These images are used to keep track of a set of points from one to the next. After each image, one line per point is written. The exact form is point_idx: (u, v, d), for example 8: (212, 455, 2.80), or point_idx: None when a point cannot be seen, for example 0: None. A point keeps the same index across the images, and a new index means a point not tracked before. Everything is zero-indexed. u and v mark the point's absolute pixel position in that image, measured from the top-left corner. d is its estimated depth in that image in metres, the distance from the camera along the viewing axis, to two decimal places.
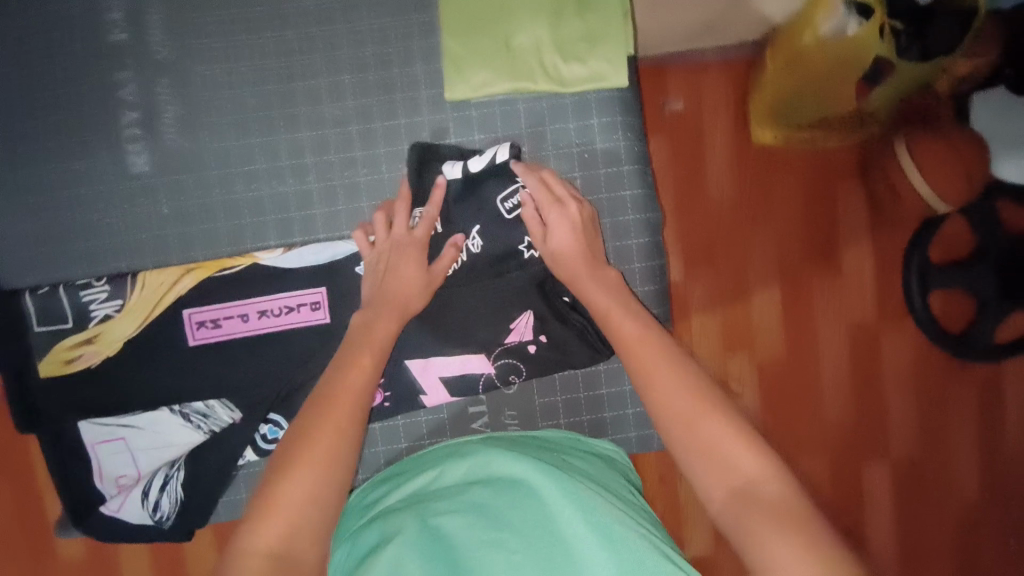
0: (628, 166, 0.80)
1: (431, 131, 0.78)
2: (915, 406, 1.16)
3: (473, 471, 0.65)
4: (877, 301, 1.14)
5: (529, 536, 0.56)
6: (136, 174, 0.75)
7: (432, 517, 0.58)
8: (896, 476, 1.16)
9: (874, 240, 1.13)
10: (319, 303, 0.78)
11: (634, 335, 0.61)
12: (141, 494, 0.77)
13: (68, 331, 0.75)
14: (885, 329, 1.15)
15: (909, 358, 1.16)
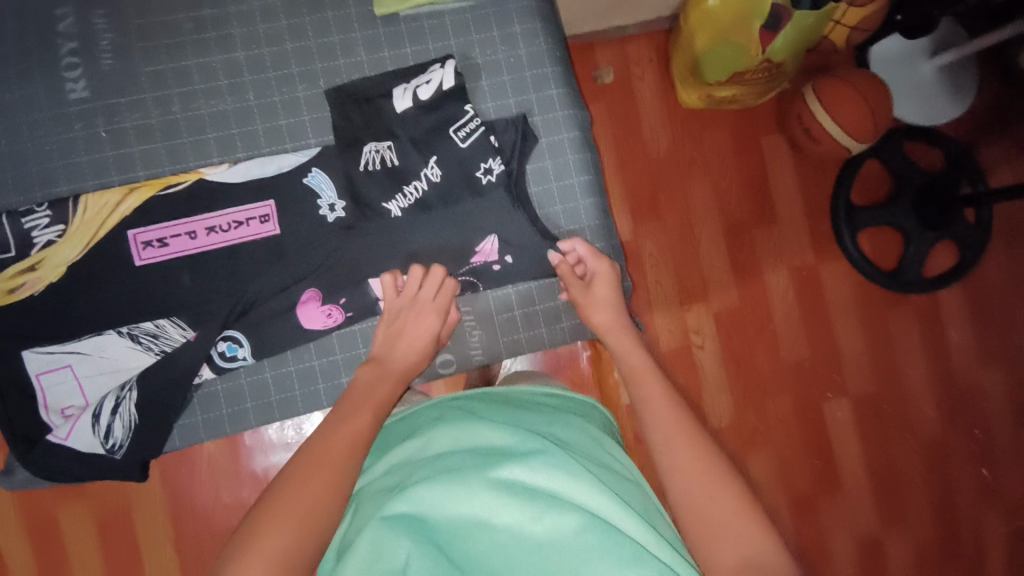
0: (552, 67, 0.85)
1: (364, 46, 0.82)
2: (863, 339, 1.32)
3: (454, 441, 0.67)
4: (813, 242, 1.31)
5: (511, 508, 0.57)
6: (74, 99, 0.77)
7: (412, 489, 0.59)
8: (856, 409, 1.30)
9: (800, 179, 1.31)
10: (268, 215, 0.80)
11: (652, 401, 0.67)
12: (90, 423, 0.76)
13: (9, 261, 0.75)
14: (824, 267, 1.31)
15: (850, 294, 1.31)
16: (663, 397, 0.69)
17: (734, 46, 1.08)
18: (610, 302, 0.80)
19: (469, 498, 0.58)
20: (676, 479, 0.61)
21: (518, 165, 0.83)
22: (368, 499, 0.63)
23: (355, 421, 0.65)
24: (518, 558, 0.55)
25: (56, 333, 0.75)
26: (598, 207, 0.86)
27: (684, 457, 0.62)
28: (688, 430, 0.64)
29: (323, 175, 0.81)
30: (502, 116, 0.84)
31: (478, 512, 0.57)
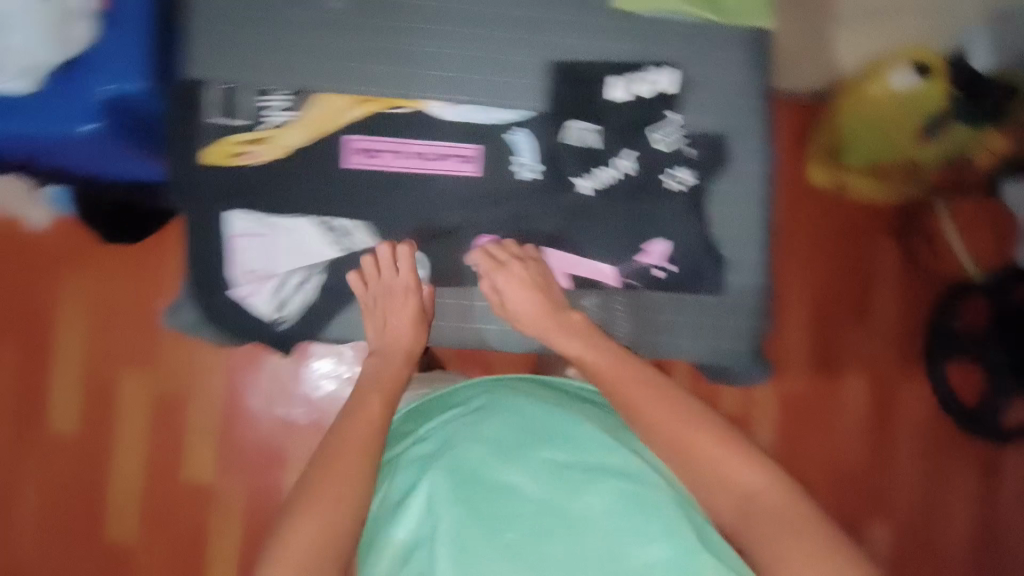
0: (756, 101, 0.88)
1: (592, 30, 0.85)
2: (922, 466, 1.28)
3: (488, 404, 0.71)
4: (899, 353, 1.28)
5: (546, 478, 0.62)
6: (326, 8, 0.82)
7: (455, 454, 0.64)
8: (898, 534, 1.25)
9: (902, 288, 1.29)
10: (471, 157, 0.86)
11: (637, 378, 0.70)
12: (267, 285, 0.83)
13: (241, 127, 0.83)
14: (902, 382, 1.28)
15: (922, 414, 1.28)
16: (644, 391, 0.68)
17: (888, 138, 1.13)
18: (529, 294, 0.80)
19: (511, 467, 0.63)
20: (687, 459, 0.64)
21: (704, 182, 0.87)
22: (409, 459, 0.68)
23: (368, 410, 0.69)
24: (548, 524, 0.59)
25: (256, 202, 0.83)
26: (761, 242, 0.89)
27: (692, 441, 0.64)
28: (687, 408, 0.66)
29: (526, 137, 0.87)
30: (701, 132, 0.87)
31: (518, 478, 0.62)
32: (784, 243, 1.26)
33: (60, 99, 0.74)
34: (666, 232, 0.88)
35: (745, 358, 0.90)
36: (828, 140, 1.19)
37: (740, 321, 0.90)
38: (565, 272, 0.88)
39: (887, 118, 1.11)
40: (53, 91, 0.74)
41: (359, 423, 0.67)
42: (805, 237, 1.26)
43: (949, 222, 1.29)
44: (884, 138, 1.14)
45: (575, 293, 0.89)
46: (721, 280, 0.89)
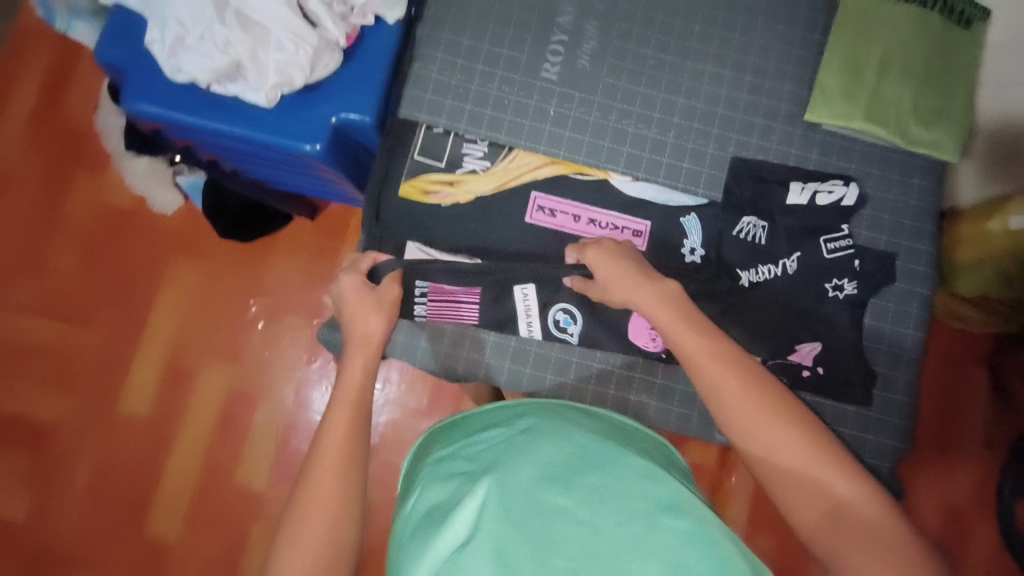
0: (930, 227, 0.91)
1: (779, 137, 0.92)
2: None
3: (528, 427, 0.68)
4: (975, 491, 1.28)
5: (583, 502, 0.57)
6: (542, 76, 0.91)
7: (498, 467, 0.61)
8: None
9: (987, 425, 1.30)
10: (641, 232, 0.89)
11: (733, 387, 0.68)
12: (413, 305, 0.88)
13: (438, 169, 0.89)
14: (974, 519, 1.27)
15: (991, 555, 1.26)
16: (738, 390, 0.68)
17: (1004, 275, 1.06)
18: (625, 274, 0.75)
19: (555, 489, 0.58)
20: (769, 465, 0.65)
21: (867, 296, 0.88)
22: (448, 474, 0.65)
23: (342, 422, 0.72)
24: (591, 549, 0.53)
25: (443, 236, 0.89)
26: (915, 365, 0.89)
27: (771, 443, 0.66)
28: (772, 414, 0.67)
29: (697, 222, 0.89)
30: (870, 247, 0.89)
31: (564, 500, 0.57)
32: None
33: (296, 115, 0.85)
34: (820, 335, 0.87)
35: (890, 479, 0.87)
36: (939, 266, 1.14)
37: (884, 440, 0.88)
38: None
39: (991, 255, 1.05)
40: (292, 107, 0.85)
41: (334, 423, 0.71)
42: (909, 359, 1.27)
43: None
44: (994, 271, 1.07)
45: None
46: (870, 396, 0.87)
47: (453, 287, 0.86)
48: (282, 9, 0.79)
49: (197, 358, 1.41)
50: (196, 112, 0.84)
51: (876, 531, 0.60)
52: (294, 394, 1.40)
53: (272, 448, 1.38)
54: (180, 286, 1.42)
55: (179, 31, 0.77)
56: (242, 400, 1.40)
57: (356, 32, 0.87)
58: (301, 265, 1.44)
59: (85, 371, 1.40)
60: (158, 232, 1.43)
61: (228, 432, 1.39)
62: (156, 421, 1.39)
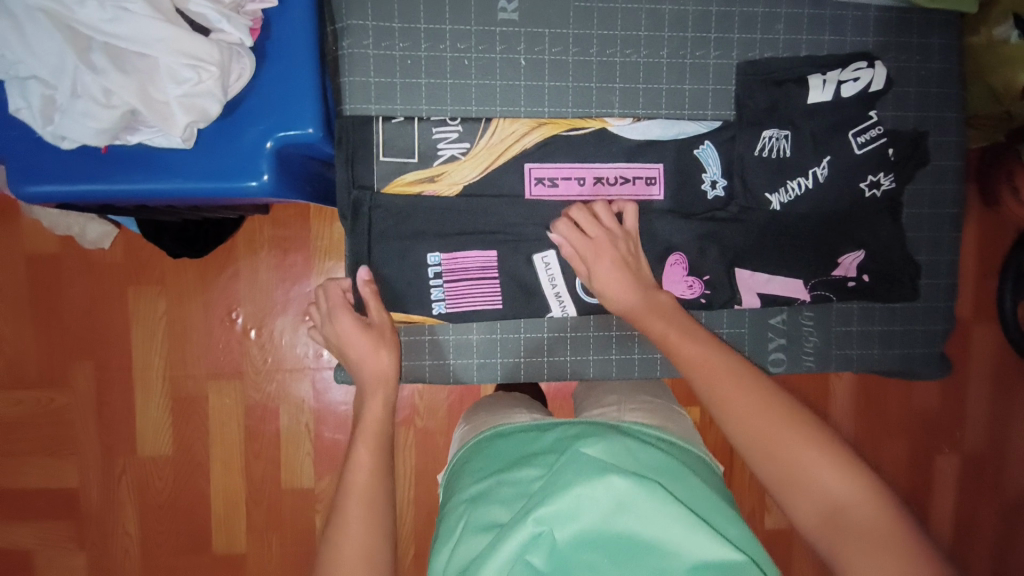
0: (957, 88, 0.82)
1: (785, 24, 0.79)
2: (992, 403, 1.38)
3: (562, 461, 0.61)
4: (974, 304, 1.35)
5: (612, 547, 0.55)
6: (502, 19, 0.75)
7: (532, 512, 0.55)
8: (963, 468, 1.38)
9: (980, 238, 1.33)
10: (655, 178, 0.78)
11: (728, 369, 0.61)
12: (421, 334, 0.80)
13: (411, 166, 0.76)
14: (977, 327, 1.36)
15: (993, 354, 1.36)
16: (732, 381, 0.60)
17: (989, 91, 0.95)
18: (624, 280, 0.69)
19: (585, 541, 0.55)
20: (764, 461, 0.56)
21: (905, 186, 0.82)
22: (480, 525, 0.60)
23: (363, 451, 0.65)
24: None
25: (442, 239, 0.76)
26: (956, 242, 0.85)
27: (771, 437, 0.56)
28: (765, 401, 0.58)
29: (713, 150, 0.79)
30: (900, 129, 0.81)
31: (594, 558, 0.54)
32: None
33: (223, 149, 0.69)
34: (860, 242, 0.81)
35: (939, 360, 0.87)
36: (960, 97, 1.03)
37: (931, 325, 0.86)
38: (755, 292, 0.81)
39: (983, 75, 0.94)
40: (216, 141, 0.69)
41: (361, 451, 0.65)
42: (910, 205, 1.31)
43: None
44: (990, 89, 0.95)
45: (764, 312, 0.83)
46: (917, 288, 0.84)
47: (468, 255, 0.77)
48: (161, 27, 0.59)
49: (200, 385, 1.21)
50: (105, 178, 0.68)
51: (885, 534, 0.50)
52: (312, 390, 1.22)
53: (310, 446, 1.24)
54: (150, 319, 1.20)
55: (44, 90, 0.60)
56: (260, 414, 1.22)
57: (258, 22, 0.69)
58: (271, 261, 1.19)
59: (91, 430, 1.21)
60: (90, 272, 1.19)
61: (259, 450, 1.23)
62: (182, 462, 1.23)
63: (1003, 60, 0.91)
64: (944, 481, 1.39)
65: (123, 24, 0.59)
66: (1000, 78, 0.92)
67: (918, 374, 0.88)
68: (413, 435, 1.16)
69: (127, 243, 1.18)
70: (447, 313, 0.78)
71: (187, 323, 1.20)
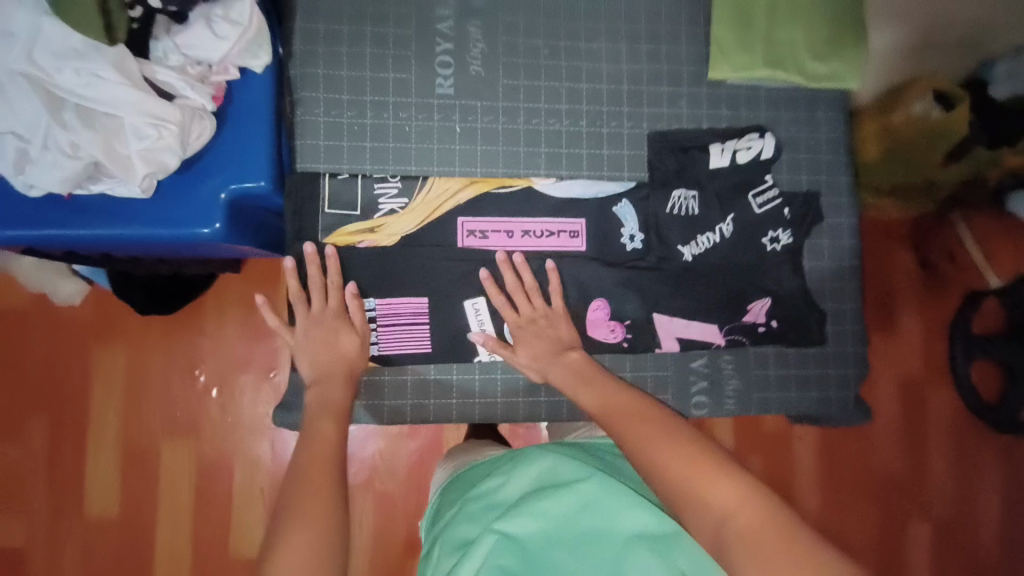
0: (844, 156, 0.93)
1: (688, 101, 0.91)
2: (951, 464, 1.44)
3: (532, 480, 0.70)
4: (926, 361, 1.44)
5: (579, 546, 0.61)
6: (439, 92, 0.85)
7: (496, 522, 0.63)
8: (933, 531, 1.41)
9: (923, 294, 1.44)
10: (578, 232, 0.87)
11: (638, 415, 0.69)
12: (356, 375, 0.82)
13: (352, 218, 0.82)
14: (929, 386, 1.44)
15: (949, 414, 1.44)
16: (631, 414, 0.70)
17: (908, 161, 1.10)
18: (540, 343, 0.81)
19: (553, 543, 0.61)
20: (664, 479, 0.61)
21: (803, 240, 0.90)
22: (456, 542, 0.65)
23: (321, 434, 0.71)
24: None
25: (378, 284, 0.82)
26: (856, 291, 0.92)
27: (656, 453, 0.63)
28: (659, 431, 0.66)
29: (630, 207, 0.88)
30: (795, 190, 0.91)
31: (561, 556, 0.60)
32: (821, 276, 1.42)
33: (183, 200, 0.76)
34: (766, 290, 0.89)
35: (857, 404, 0.91)
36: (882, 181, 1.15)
37: (844, 370, 0.91)
38: (674, 337, 0.87)
39: (906, 146, 1.07)
40: (175, 193, 0.77)
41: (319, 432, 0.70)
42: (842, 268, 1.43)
43: None
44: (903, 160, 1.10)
45: (685, 356, 0.88)
46: (824, 333, 0.90)
47: (403, 299, 0.83)
48: (128, 92, 0.68)
49: (155, 440, 1.21)
50: (68, 224, 0.75)
51: (774, 535, 0.53)
52: (270, 450, 1.23)
53: (263, 508, 1.22)
54: (111, 373, 1.22)
55: (18, 143, 0.68)
56: (215, 474, 1.22)
57: (221, 91, 0.78)
58: (236, 314, 1.24)
59: (40, 488, 1.19)
60: (55, 328, 1.22)
61: (211, 509, 1.21)
62: (128, 521, 1.20)
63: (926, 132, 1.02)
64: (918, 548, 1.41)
65: (96, 89, 0.68)
66: (917, 149, 1.06)
67: (839, 418, 0.92)
68: (370, 490, 1.15)
69: (97, 300, 1.22)
70: (379, 356, 0.83)
71: (145, 379, 1.22)
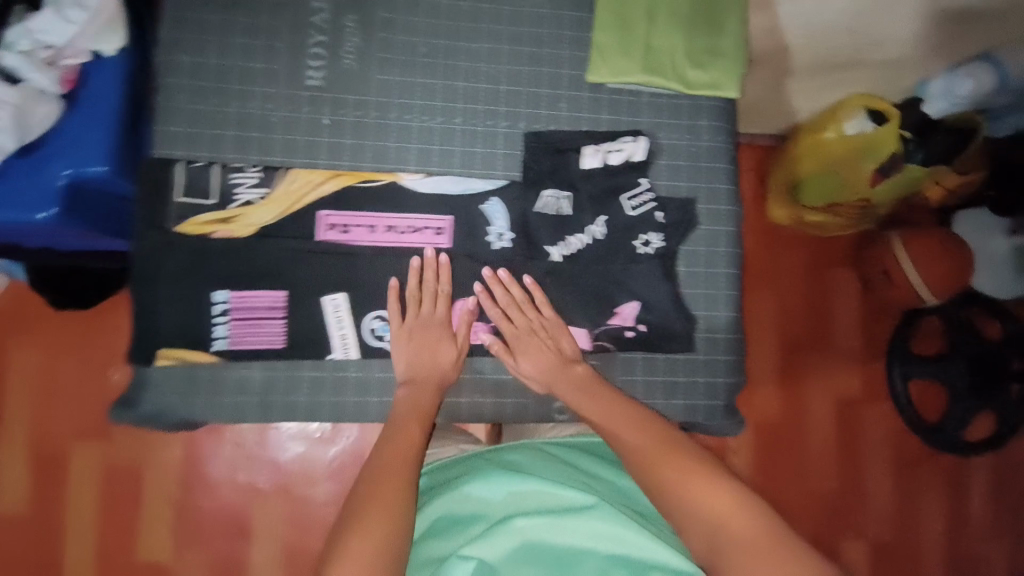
0: (725, 165, 0.92)
1: (568, 104, 0.89)
2: (890, 484, 1.44)
3: (508, 501, 0.76)
4: (863, 382, 1.45)
5: (549, 567, 0.69)
6: (308, 85, 0.83)
7: (467, 548, 0.70)
8: (871, 551, 1.42)
9: (862, 313, 1.47)
10: (443, 229, 0.86)
11: (639, 422, 0.77)
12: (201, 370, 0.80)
13: (206, 207, 0.80)
14: (866, 406, 1.45)
15: (886, 434, 1.45)
16: (627, 422, 0.78)
17: (840, 179, 1.23)
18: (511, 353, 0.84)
19: (526, 562, 0.69)
20: (664, 491, 0.72)
21: (677, 245, 0.89)
22: (430, 557, 0.72)
23: (407, 432, 0.77)
24: None
25: (231, 279, 0.80)
26: (731, 300, 0.91)
27: (656, 464, 0.73)
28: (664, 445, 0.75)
29: (500, 206, 0.87)
30: (671, 196, 0.90)
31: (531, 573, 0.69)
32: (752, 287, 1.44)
33: (22, 184, 0.75)
34: (635, 293, 0.88)
35: (724, 414, 0.90)
36: (818, 194, 1.29)
37: (715, 379, 0.90)
38: None
39: (840, 160, 1.20)
40: (16, 175, 0.75)
41: (399, 432, 0.77)
42: (772, 285, 1.45)
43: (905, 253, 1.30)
44: (834, 177, 1.23)
45: None
46: (693, 340, 0.89)
47: (255, 292, 0.81)
48: None
49: (65, 442, 1.16)
50: None
51: (757, 545, 0.64)
52: (184, 453, 1.18)
53: (174, 515, 1.17)
54: (27, 371, 1.16)
55: None
56: (121, 479, 1.17)
57: (72, 74, 0.77)
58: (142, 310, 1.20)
59: None
60: None
61: (120, 516, 1.16)
62: (36, 526, 1.15)
63: (858, 145, 1.16)
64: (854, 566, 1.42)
65: None
66: (847, 167, 1.20)
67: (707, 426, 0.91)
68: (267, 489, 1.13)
69: (14, 298, 1.17)
70: (226, 351, 0.80)
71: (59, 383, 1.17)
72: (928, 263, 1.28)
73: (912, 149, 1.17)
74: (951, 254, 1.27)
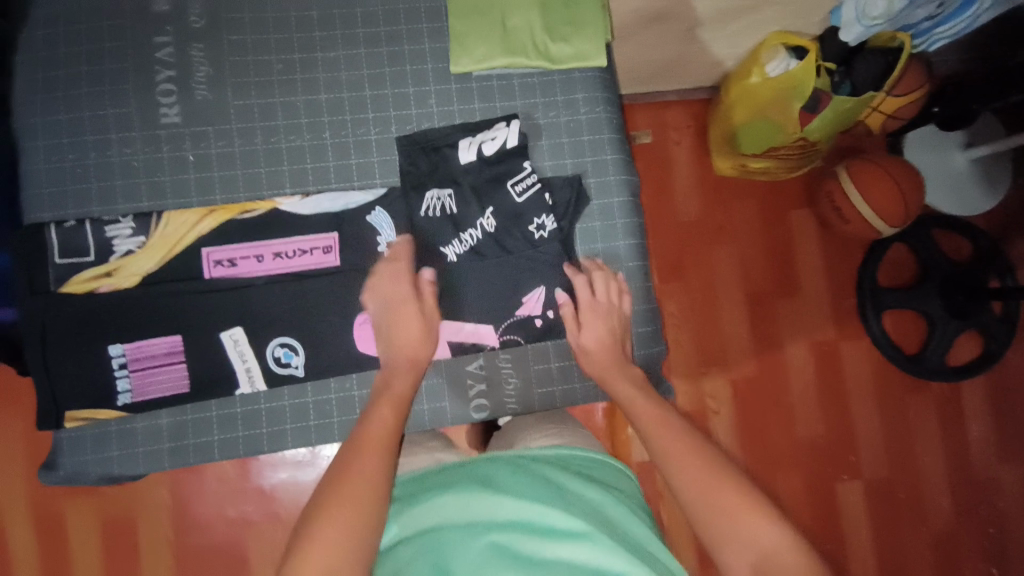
0: (609, 134, 0.90)
1: (437, 99, 0.88)
2: (880, 423, 1.36)
3: (493, 516, 0.60)
4: (836, 319, 1.36)
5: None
6: (165, 123, 0.83)
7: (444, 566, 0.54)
8: (871, 494, 1.33)
9: (824, 249, 1.38)
10: (331, 247, 0.85)
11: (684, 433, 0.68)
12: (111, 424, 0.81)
13: (86, 264, 0.81)
14: (845, 343, 1.36)
15: (868, 371, 1.36)
16: (676, 436, 0.68)
17: (772, 122, 1.14)
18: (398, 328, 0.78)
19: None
20: (695, 499, 0.62)
21: (570, 224, 0.88)
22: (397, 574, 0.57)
23: (380, 416, 0.70)
24: None
25: (123, 331, 0.80)
26: (636, 270, 0.90)
27: (695, 481, 0.63)
28: (699, 454, 0.65)
29: (386, 215, 0.86)
30: (558, 175, 0.89)
31: None
32: (700, 236, 1.37)
33: None
34: (539, 279, 0.86)
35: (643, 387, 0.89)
36: (757, 143, 1.21)
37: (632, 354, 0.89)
38: (446, 341, 0.85)
39: (768, 105, 1.12)
40: None
41: (380, 410, 0.70)
42: (725, 236, 1.37)
43: (854, 185, 1.20)
44: (768, 122, 1.15)
45: (459, 359, 0.86)
46: None
47: (149, 342, 0.81)
48: None
49: (58, 500, 1.15)
50: None
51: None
52: (172, 495, 1.16)
53: (172, 556, 1.16)
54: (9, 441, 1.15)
55: None
56: (121, 528, 1.16)
57: None
58: None
59: None
60: None
61: (118, 567, 1.15)
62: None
63: (780, 87, 1.07)
64: (855, 513, 1.33)
65: None
66: (777, 109, 1.11)
67: None
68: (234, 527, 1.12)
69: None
70: (132, 404, 0.81)
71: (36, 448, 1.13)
72: (879, 191, 1.18)
73: (838, 81, 1.09)
74: (901, 182, 1.16)
